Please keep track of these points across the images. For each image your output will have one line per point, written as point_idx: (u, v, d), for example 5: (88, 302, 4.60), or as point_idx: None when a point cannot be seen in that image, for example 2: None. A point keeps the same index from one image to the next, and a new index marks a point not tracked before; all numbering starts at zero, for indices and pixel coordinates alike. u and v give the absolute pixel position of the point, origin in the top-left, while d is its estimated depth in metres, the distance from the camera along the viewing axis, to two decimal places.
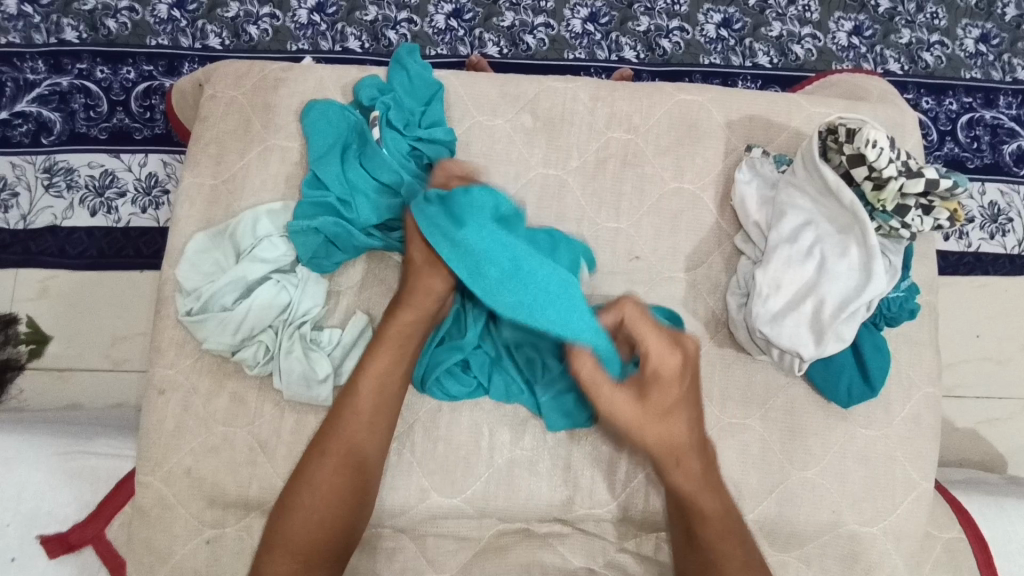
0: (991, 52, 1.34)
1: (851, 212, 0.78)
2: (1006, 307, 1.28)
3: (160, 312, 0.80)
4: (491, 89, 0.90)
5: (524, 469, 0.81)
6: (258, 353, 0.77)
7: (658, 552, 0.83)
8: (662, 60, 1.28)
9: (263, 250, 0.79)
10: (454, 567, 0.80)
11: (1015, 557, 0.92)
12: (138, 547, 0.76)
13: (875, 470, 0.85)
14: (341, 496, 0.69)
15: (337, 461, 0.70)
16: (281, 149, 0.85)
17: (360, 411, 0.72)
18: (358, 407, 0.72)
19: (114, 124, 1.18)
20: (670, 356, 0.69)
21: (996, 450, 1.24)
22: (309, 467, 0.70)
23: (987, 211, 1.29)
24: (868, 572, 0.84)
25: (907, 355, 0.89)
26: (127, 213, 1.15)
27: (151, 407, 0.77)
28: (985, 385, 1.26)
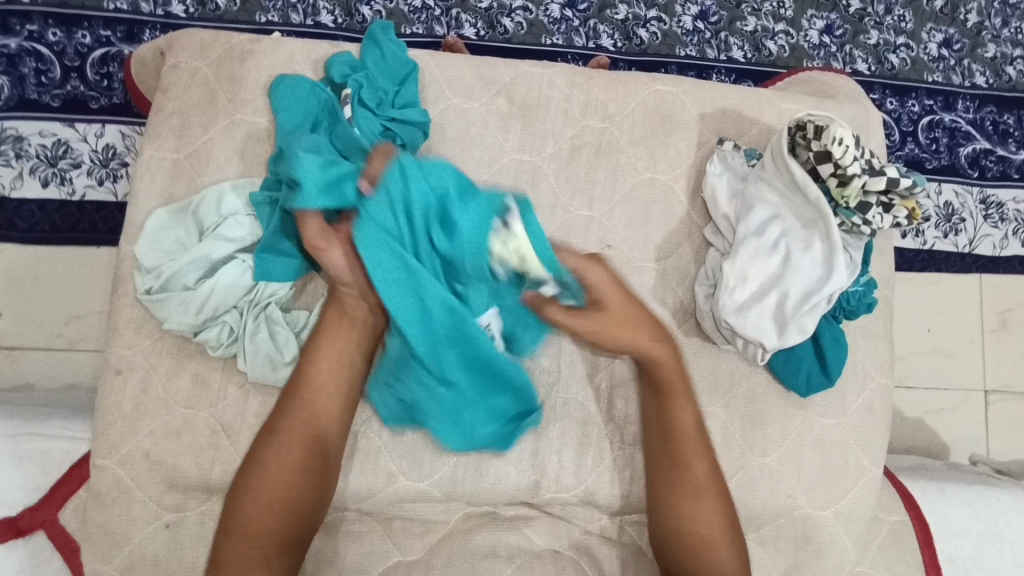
0: (951, 57, 1.39)
1: (816, 207, 0.80)
2: (955, 302, 1.34)
3: (117, 290, 0.77)
4: (467, 71, 0.88)
5: (492, 454, 0.81)
6: (221, 334, 0.75)
7: (621, 534, 0.85)
8: (639, 49, 1.29)
9: (228, 228, 0.76)
10: (420, 550, 0.80)
11: (954, 539, 0.97)
12: (94, 531, 0.74)
13: (829, 457, 0.89)
14: (292, 478, 0.69)
15: (282, 444, 0.69)
16: (248, 125, 0.82)
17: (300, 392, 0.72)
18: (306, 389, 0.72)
19: (67, 91, 1.12)
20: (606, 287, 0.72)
21: (940, 438, 1.31)
22: (257, 453, 0.70)
23: (941, 210, 1.34)
24: (819, 553, 0.88)
25: (863, 348, 0.92)
26: (82, 186, 1.10)
27: (108, 387, 0.74)
28: (933, 376, 1.32)
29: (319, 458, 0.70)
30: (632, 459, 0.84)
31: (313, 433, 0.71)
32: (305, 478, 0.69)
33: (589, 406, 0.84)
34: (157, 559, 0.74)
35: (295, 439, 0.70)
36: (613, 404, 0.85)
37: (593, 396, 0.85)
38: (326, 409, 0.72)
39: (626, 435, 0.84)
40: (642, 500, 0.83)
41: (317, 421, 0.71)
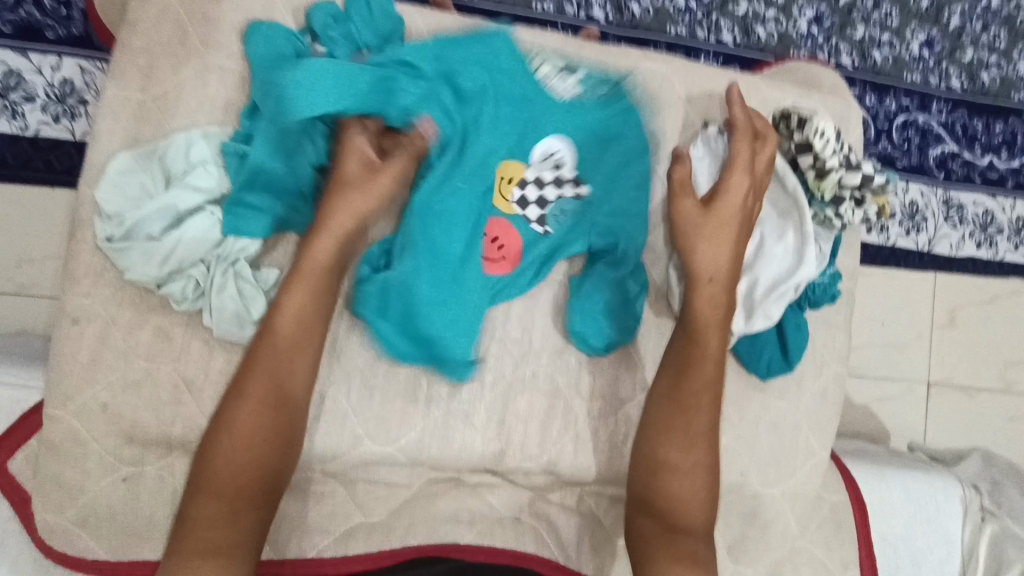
0: (931, 58, 1.41)
1: (792, 197, 0.81)
2: (910, 298, 1.40)
3: (74, 236, 0.73)
4: (456, 32, 0.86)
5: (459, 422, 0.82)
6: (187, 288, 0.73)
7: (580, 504, 0.87)
8: (629, 24, 1.26)
9: (197, 177, 0.73)
10: (383, 512, 0.81)
11: (887, 518, 1.04)
12: (46, 482, 0.72)
13: (781, 439, 0.93)
14: (261, 435, 0.67)
15: (255, 402, 0.68)
16: (222, 70, 0.78)
17: (276, 346, 0.70)
18: (270, 346, 0.70)
19: (21, 17, 1.03)
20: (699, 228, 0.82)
21: (883, 425, 1.38)
22: (228, 411, 0.68)
23: (906, 208, 1.38)
24: (765, 528, 0.92)
25: (823, 337, 0.95)
26: (37, 121, 1.03)
27: (63, 336, 0.71)
28: (883, 366, 1.38)
29: (284, 416, 0.69)
30: (596, 433, 0.86)
31: (277, 391, 0.69)
32: (272, 436, 0.68)
33: (558, 379, 0.85)
34: (113, 512, 0.72)
35: (259, 396, 0.68)
36: (581, 378, 0.86)
37: (563, 369, 0.86)
38: (287, 364, 0.70)
39: (592, 409, 0.86)
40: (603, 472, 0.86)
41: (280, 375, 0.69)
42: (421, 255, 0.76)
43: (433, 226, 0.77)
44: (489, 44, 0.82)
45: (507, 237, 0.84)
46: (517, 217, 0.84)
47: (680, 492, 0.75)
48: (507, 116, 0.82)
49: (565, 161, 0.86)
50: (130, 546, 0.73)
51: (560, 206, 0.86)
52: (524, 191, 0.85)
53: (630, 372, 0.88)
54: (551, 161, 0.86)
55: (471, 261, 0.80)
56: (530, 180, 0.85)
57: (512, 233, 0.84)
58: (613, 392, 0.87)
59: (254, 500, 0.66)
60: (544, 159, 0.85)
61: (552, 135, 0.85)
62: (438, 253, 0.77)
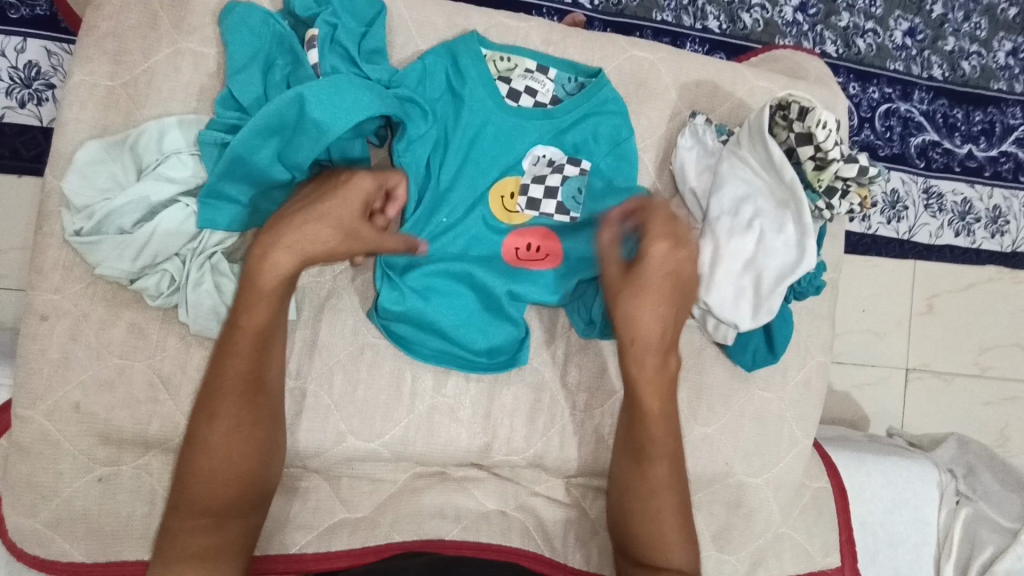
0: (914, 47, 1.42)
1: (789, 188, 0.77)
2: (891, 286, 1.42)
3: (41, 229, 0.70)
4: (437, 17, 0.83)
5: (444, 417, 0.81)
6: (162, 283, 0.70)
7: (566, 495, 0.88)
8: (615, 9, 1.25)
9: (170, 168, 0.70)
10: (368, 507, 0.81)
11: (866, 504, 1.06)
12: (17, 484, 0.70)
13: (765, 428, 0.94)
14: (236, 453, 0.65)
15: (229, 417, 0.65)
16: (194, 55, 0.75)
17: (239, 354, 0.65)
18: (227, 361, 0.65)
19: None
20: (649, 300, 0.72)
21: (863, 411, 1.40)
22: (200, 432, 0.65)
23: (887, 197, 1.39)
24: (749, 517, 0.94)
25: (807, 327, 0.96)
26: (1, 106, 0.99)
27: (30, 334, 0.69)
28: (863, 354, 1.40)
29: (253, 431, 0.66)
30: (582, 425, 0.86)
31: (245, 404, 0.66)
32: (247, 452, 0.65)
33: (544, 372, 0.85)
34: (89, 514, 0.71)
35: (225, 414, 0.65)
36: (567, 371, 0.86)
37: (549, 362, 0.85)
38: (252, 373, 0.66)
39: (577, 402, 0.86)
40: (589, 464, 0.86)
41: (245, 390, 0.66)
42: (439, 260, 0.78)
43: (442, 235, 0.78)
44: (455, 50, 0.80)
45: (546, 240, 0.81)
46: (537, 219, 0.81)
47: (654, 534, 0.73)
48: (492, 125, 0.80)
49: (557, 158, 0.82)
50: (108, 546, 0.71)
51: (572, 186, 0.81)
52: (530, 196, 0.80)
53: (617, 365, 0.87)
54: (544, 162, 0.82)
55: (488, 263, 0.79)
56: (531, 182, 0.80)
57: (549, 238, 0.81)
58: (599, 384, 0.87)
59: (236, 514, 0.65)
60: (536, 163, 0.81)
61: (538, 143, 0.82)
62: (441, 258, 0.78)
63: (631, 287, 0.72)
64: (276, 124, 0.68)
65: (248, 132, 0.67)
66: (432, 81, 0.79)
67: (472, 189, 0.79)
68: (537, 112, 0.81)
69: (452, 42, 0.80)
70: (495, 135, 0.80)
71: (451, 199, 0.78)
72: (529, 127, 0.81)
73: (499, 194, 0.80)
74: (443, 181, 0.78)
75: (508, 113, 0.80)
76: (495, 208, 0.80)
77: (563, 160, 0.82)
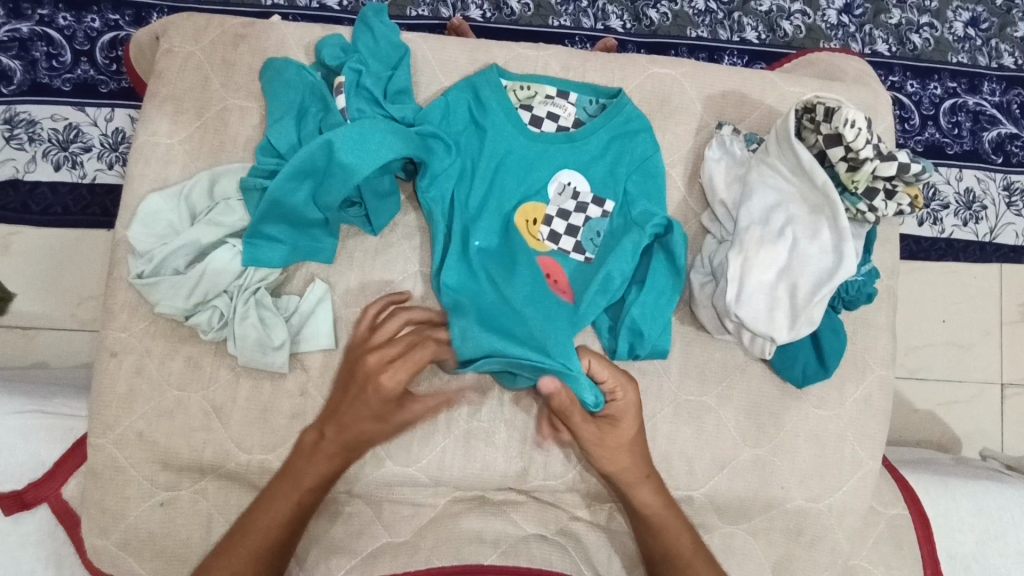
0: (978, 37, 1.33)
1: (823, 192, 0.75)
2: (971, 293, 1.30)
3: (112, 274, 0.78)
4: (460, 54, 0.87)
5: (480, 441, 0.81)
6: (213, 318, 0.76)
7: (610, 521, 0.85)
8: (649, 31, 1.25)
9: (219, 213, 0.77)
10: (408, 532, 0.82)
11: (955, 534, 0.95)
12: (91, 507, 0.76)
13: (824, 449, 0.87)
14: (279, 533, 0.70)
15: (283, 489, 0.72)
16: (241, 110, 0.82)
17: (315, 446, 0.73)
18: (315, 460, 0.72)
19: (78, 75, 1.13)
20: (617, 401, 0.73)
21: (952, 431, 1.27)
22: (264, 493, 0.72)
23: (962, 197, 1.29)
24: (812, 546, 0.87)
25: (864, 339, 0.90)
26: (94, 169, 1.12)
27: (102, 369, 0.76)
28: (945, 368, 1.28)
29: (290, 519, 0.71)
30: None
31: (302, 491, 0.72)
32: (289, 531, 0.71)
33: None
34: (152, 536, 0.76)
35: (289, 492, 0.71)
36: None
37: None
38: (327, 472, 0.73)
39: None
40: None
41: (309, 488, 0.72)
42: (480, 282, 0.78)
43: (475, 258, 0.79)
44: (477, 81, 0.83)
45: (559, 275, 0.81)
46: (556, 253, 0.82)
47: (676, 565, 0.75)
48: (518, 152, 0.82)
49: (582, 189, 0.83)
50: (169, 568, 0.76)
51: (594, 228, 0.82)
52: (552, 228, 0.82)
53: (655, 384, 0.85)
54: (568, 193, 0.82)
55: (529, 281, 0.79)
56: (556, 215, 0.82)
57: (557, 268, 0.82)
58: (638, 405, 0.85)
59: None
60: (561, 191, 0.82)
61: (563, 169, 0.83)
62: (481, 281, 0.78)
63: (605, 442, 0.73)
64: (309, 166, 0.73)
65: (284, 177, 0.72)
66: (456, 111, 0.82)
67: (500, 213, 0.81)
68: (560, 137, 0.83)
69: (474, 77, 0.83)
70: (520, 163, 0.82)
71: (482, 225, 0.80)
72: (553, 152, 0.83)
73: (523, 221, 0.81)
74: (473, 206, 0.80)
75: (531, 137, 0.82)
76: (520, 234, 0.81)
77: (587, 195, 0.83)
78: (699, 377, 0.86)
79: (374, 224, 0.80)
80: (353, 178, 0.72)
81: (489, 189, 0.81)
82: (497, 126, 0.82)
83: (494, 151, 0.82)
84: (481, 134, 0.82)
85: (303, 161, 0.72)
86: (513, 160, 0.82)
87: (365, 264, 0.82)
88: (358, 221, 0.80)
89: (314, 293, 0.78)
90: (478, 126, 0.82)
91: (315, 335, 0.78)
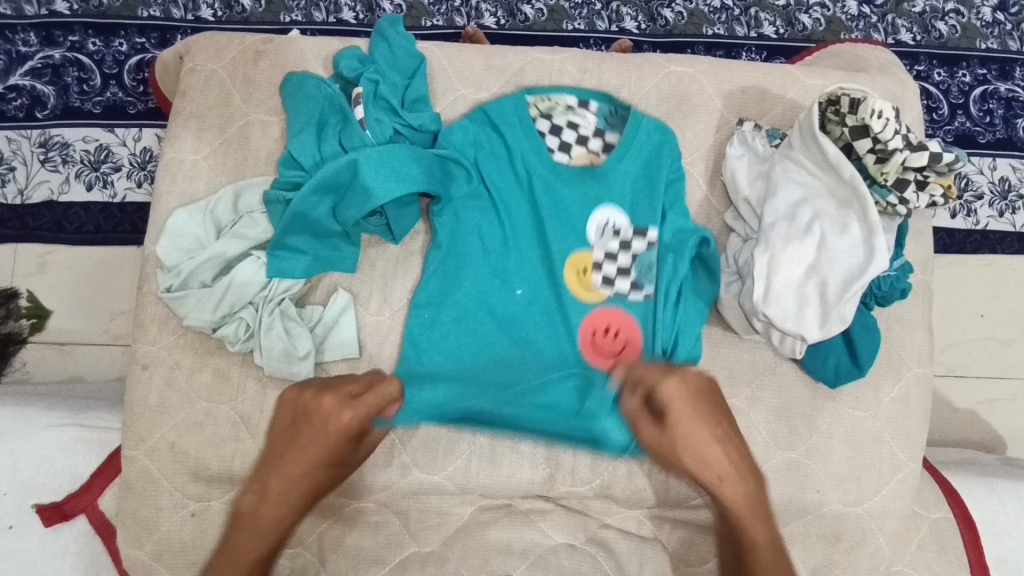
0: (1008, 22, 1.29)
1: (850, 186, 0.73)
2: (1011, 286, 1.25)
3: (142, 289, 0.80)
4: (476, 61, 0.88)
5: (506, 448, 0.81)
6: (239, 329, 0.77)
7: (640, 528, 0.84)
8: (664, 30, 1.24)
9: (244, 226, 0.78)
10: (436, 541, 0.81)
11: (1004, 539, 0.91)
12: (126, 518, 0.77)
13: (861, 451, 0.85)
14: None
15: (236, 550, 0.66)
16: (262, 124, 0.84)
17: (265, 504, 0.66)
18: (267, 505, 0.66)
19: (107, 98, 1.17)
20: (668, 384, 0.67)
21: (995, 430, 1.22)
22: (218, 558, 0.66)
23: (996, 187, 1.25)
24: (851, 552, 0.84)
25: (898, 336, 0.87)
26: (123, 188, 1.15)
27: (134, 382, 0.78)
28: (986, 365, 1.24)
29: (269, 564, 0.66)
30: None
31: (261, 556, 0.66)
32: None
33: None
34: (185, 546, 0.77)
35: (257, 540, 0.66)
36: None
37: None
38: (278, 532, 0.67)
39: None
40: (661, 496, 0.82)
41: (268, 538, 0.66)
42: (442, 344, 0.78)
43: (444, 324, 0.78)
44: (500, 108, 0.82)
45: (623, 324, 0.79)
46: (613, 299, 0.80)
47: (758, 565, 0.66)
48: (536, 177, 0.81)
49: (624, 226, 0.81)
50: None
51: (645, 262, 0.81)
52: (604, 272, 0.80)
53: None
54: (610, 232, 0.81)
55: (535, 331, 0.79)
56: (604, 257, 0.80)
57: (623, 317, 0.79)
58: None
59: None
60: (603, 233, 0.81)
61: (602, 208, 0.81)
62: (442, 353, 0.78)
63: (679, 432, 0.67)
64: (332, 181, 0.75)
65: (307, 191, 0.74)
66: (474, 131, 0.82)
67: (489, 268, 0.79)
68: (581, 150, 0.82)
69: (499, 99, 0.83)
70: (532, 195, 0.81)
71: (477, 277, 0.79)
72: (578, 187, 0.81)
73: (575, 270, 0.79)
74: (498, 225, 0.80)
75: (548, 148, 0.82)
76: (571, 284, 0.79)
77: (630, 230, 0.81)
78: (728, 378, 0.84)
79: (394, 233, 0.80)
80: (375, 196, 0.74)
81: (506, 202, 0.81)
82: (514, 149, 0.81)
83: (512, 166, 0.81)
84: (503, 151, 0.82)
85: (324, 176, 0.74)
86: (529, 168, 0.81)
87: (386, 273, 0.82)
88: (380, 230, 0.81)
89: (342, 303, 0.79)
90: (495, 145, 0.82)
91: (339, 344, 0.78)
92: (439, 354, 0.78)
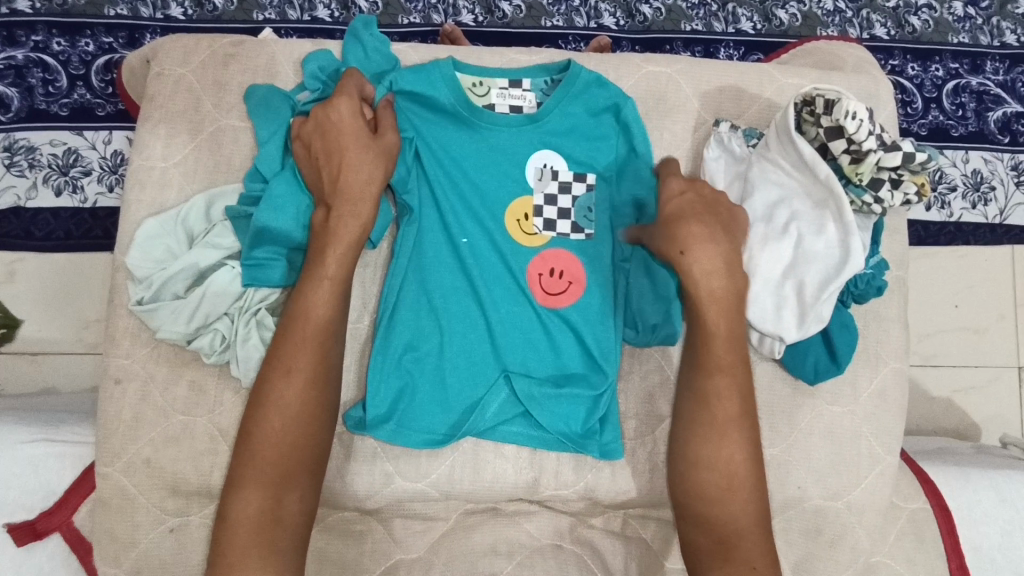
0: (979, 16, 1.31)
1: (826, 186, 0.74)
2: (984, 276, 1.27)
3: (113, 301, 0.78)
4: None
5: (490, 453, 0.80)
6: (214, 341, 0.76)
7: (625, 528, 0.84)
8: (642, 27, 1.24)
9: (217, 235, 0.76)
10: (422, 548, 0.81)
11: (979, 526, 0.93)
12: (102, 536, 0.76)
13: (840, 446, 0.86)
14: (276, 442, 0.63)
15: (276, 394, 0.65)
16: (234, 130, 0.82)
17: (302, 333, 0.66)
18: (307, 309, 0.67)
19: (75, 100, 1.13)
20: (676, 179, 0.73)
21: (970, 418, 1.25)
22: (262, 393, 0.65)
23: (969, 179, 1.27)
24: (832, 545, 0.85)
25: (875, 332, 0.88)
26: (94, 193, 1.12)
27: (107, 397, 0.76)
28: (961, 354, 1.26)
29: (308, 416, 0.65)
30: (634, 454, 0.82)
31: (312, 379, 0.66)
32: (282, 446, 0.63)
33: None
34: (163, 562, 0.75)
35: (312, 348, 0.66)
36: None
37: None
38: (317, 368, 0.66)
39: (626, 430, 0.83)
40: (645, 496, 0.82)
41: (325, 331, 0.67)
42: (419, 318, 0.78)
43: (418, 301, 0.79)
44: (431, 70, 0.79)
45: (568, 264, 0.79)
46: (555, 240, 0.80)
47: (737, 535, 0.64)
48: (478, 155, 0.79)
49: (560, 168, 0.80)
50: None
51: (583, 205, 0.81)
52: (543, 218, 0.80)
53: (665, 389, 0.84)
54: (548, 175, 0.80)
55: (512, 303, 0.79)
56: (544, 204, 0.80)
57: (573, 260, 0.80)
58: (648, 410, 0.83)
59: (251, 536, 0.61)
60: (542, 177, 0.80)
61: (535, 153, 0.80)
62: (412, 361, 0.78)
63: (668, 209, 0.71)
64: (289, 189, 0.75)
65: (267, 202, 0.74)
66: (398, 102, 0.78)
67: (447, 252, 0.79)
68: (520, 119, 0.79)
69: (429, 66, 0.79)
70: (472, 166, 0.79)
71: (445, 251, 0.79)
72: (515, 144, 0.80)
73: (515, 215, 0.79)
74: (455, 191, 0.79)
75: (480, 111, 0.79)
76: (510, 228, 0.79)
77: (567, 173, 0.80)
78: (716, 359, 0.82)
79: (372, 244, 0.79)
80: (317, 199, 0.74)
81: (459, 170, 0.79)
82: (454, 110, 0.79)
83: (457, 133, 0.79)
84: (442, 116, 0.79)
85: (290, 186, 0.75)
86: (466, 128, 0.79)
87: (365, 279, 0.82)
88: None
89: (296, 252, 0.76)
90: (434, 110, 0.79)
91: None
92: (417, 328, 0.78)
